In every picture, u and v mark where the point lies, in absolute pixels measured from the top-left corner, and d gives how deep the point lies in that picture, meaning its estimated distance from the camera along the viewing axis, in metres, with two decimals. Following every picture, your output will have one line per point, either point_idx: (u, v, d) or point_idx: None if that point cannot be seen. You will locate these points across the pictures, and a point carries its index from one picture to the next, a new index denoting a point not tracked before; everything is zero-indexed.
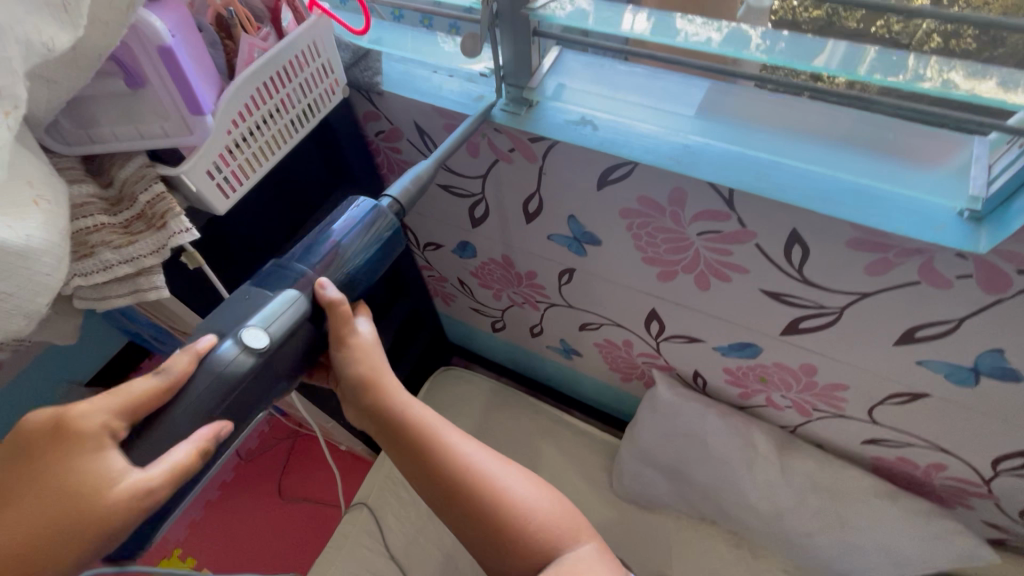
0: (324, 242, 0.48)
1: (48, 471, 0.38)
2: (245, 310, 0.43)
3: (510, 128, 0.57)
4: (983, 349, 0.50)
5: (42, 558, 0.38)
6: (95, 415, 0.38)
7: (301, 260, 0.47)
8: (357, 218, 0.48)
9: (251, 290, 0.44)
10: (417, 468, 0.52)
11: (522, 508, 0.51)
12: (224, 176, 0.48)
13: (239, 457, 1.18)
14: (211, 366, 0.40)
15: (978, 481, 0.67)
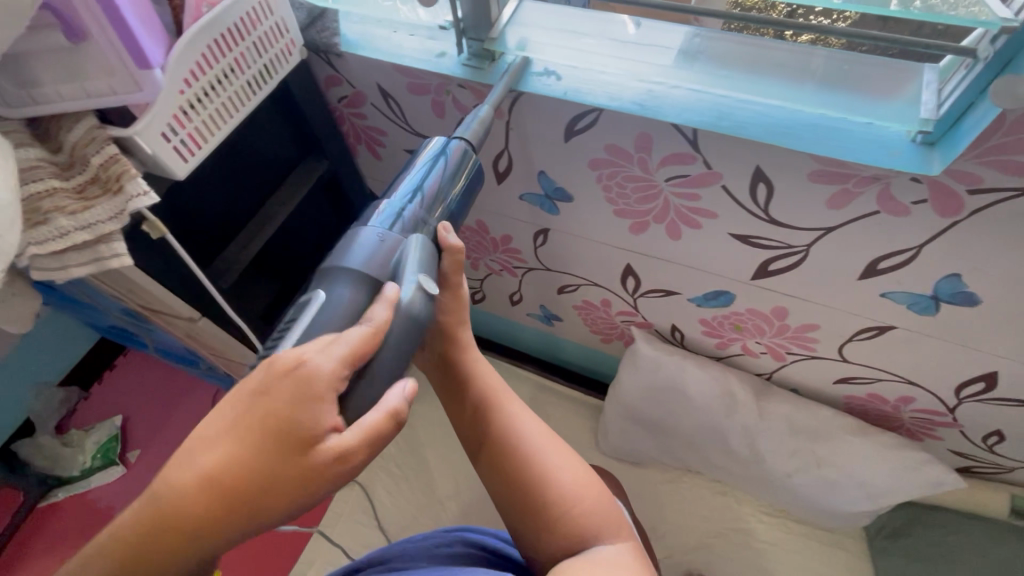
0: (418, 185, 0.47)
1: (274, 411, 0.36)
2: (375, 256, 0.44)
3: (474, 83, 0.56)
4: (941, 275, 0.51)
5: (227, 505, 0.35)
6: (327, 361, 0.37)
7: (404, 205, 0.47)
8: (443, 155, 0.48)
9: (370, 236, 0.45)
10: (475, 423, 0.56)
11: (562, 489, 0.51)
12: (181, 139, 0.46)
13: None
14: (403, 312, 0.42)
15: (943, 410, 0.70)
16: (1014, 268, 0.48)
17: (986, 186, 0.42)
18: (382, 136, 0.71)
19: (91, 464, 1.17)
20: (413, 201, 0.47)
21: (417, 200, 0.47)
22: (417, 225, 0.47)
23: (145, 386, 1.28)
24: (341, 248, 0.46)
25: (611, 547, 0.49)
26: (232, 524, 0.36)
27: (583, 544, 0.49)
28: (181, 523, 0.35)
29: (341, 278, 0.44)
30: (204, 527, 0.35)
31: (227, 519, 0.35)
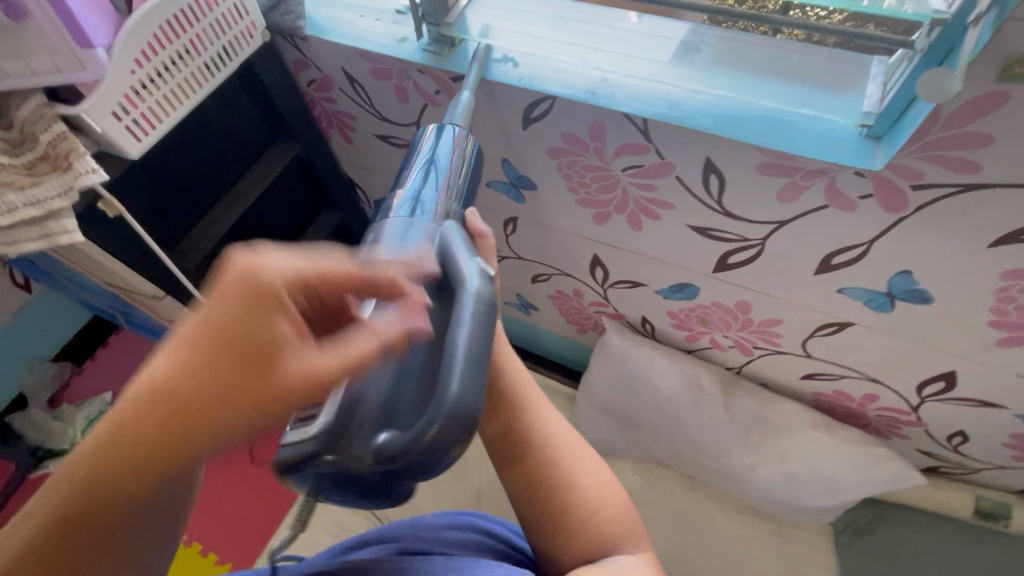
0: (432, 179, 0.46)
1: (214, 311, 0.22)
2: (411, 245, 0.42)
3: (433, 68, 0.56)
4: (893, 271, 0.51)
5: (168, 437, 0.23)
6: (288, 264, 0.24)
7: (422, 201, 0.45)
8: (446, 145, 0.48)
9: (401, 238, 0.43)
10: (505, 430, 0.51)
11: (585, 494, 0.49)
12: (133, 119, 0.47)
13: None
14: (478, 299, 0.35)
15: (908, 409, 0.70)
16: (963, 265, 0.47)
17: (928, 181, 0.42)
18: (352, 121, 0.71)
19: (80, 437, 1.19)
20: (430, 187, 0.46)
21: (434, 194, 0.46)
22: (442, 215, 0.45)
23: (135, 363, 1.30)
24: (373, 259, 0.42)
25: (628, 558, 0.46)
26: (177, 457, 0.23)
27: (602, 551, 0.47)
28: (129, 472, 0.25)
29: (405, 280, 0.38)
30: (150, 471, 0.24)
31: (165, 454, 0.23)
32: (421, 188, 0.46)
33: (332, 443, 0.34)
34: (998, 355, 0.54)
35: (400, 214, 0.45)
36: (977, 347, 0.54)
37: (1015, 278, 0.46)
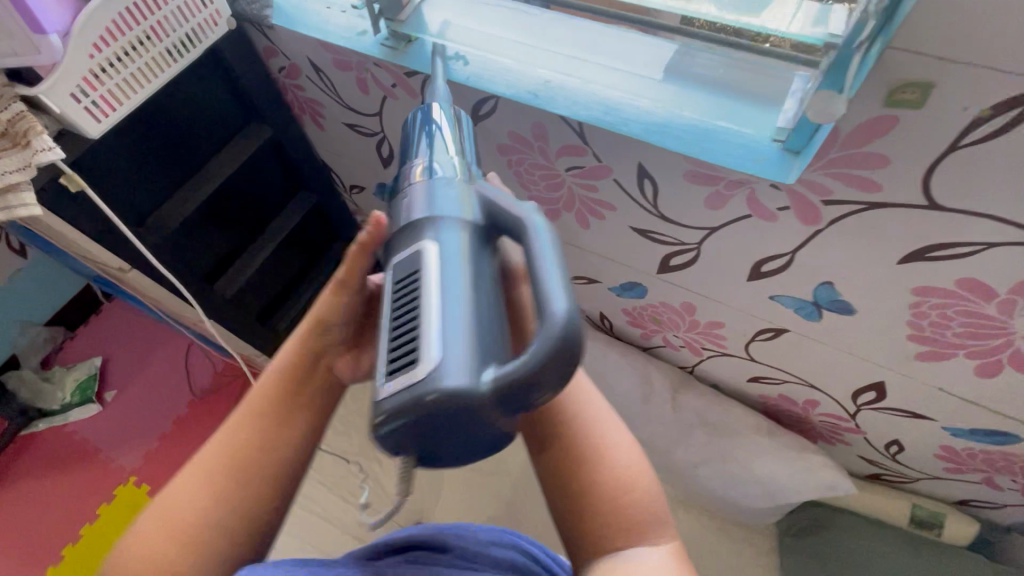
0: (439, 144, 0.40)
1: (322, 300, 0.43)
2: (455, 201, 0.36)
3: (388, 63, 0.58)
4: (816, 282, 0.53)
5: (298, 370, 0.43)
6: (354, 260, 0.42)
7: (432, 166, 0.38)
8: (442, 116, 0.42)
9: (430, 211, 0.36)
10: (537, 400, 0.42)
11: (610, 473, 0.40)
12: (92, 101, 0.50)
13: (194, 395, 1.26)
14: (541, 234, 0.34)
15: (846, 416, 0.71)
16: (877, 278, 0.48)
17: (836, 197, 0.43)
18: (321, 108, 0.73)
19: (69, 400, 1.25)
20: (450, 143, 0.40)
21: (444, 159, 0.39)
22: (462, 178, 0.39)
23: (125, 332, 1.35)
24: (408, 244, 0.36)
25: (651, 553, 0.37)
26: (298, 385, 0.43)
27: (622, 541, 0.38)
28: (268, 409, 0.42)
29: (443, 254, 0.34)
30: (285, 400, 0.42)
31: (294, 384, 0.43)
32: (432, 146, 0.40)
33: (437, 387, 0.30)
34: (919, 368, 0.56)
35: (421, 176, 0.38)
36: (899, 359, 0.56)
37: (924, 294, 0.47)
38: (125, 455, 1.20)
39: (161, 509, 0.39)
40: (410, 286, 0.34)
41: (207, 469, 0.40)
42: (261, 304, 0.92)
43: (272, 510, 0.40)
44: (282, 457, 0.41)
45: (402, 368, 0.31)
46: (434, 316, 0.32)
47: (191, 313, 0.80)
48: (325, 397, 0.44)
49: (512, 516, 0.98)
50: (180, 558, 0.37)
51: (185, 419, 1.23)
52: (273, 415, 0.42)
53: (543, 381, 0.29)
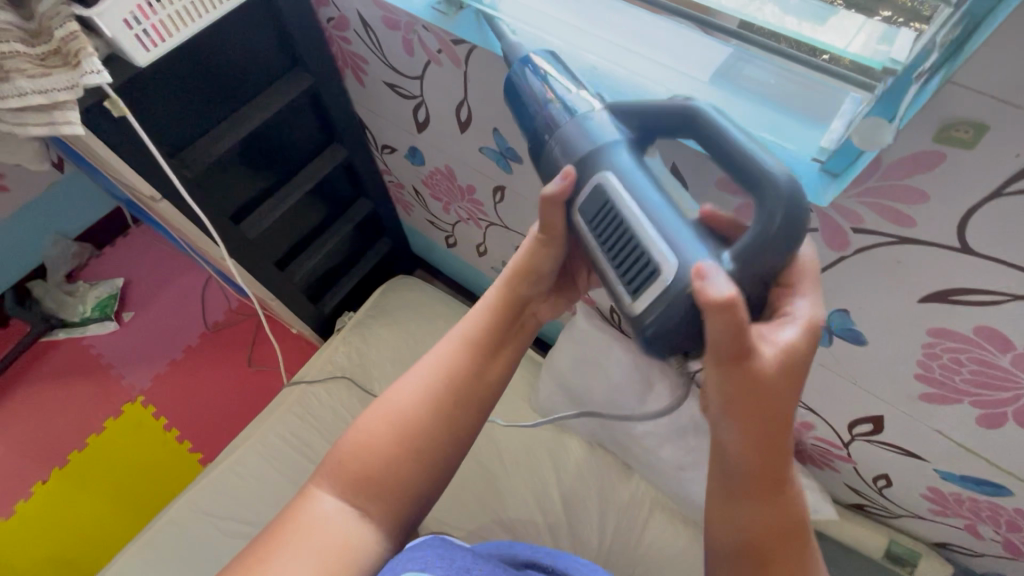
0: (558, 89, 0.42)
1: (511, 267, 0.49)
2: (606, 126, 0.40)
3: (436, 28, 0.57)
4: (831, 308, 0.52)
5: (493, 322, 0.51)
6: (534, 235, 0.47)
7: (562, 111, 0.41)
8: (544, 64, 0.44)
9: (592, 150, 0.39)
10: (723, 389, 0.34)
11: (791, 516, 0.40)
12: (144, 29, 0.51)
13: (207, 328, 1.29)
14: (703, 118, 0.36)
15: (839, 444, 0.71)
16: (894, 314, 0.48)
17: (867, 227, 0.43)
18: (364, 64, 0.73)
19: (89, 314, 1.30)
20: (570, 84, 0.42)
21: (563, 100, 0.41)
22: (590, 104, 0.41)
23: (148, 258, 1.38)
24: (588, 196, 0.39)
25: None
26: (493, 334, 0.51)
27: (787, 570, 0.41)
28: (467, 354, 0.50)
29: (627, 185, 0.38)
30: (482, 347, 0.50)
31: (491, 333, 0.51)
32: (552, 90, 0.42)
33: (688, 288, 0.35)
34: (921, 409, 0.56)
35: (563, 118, 0.41)
36: (903, 397, 0.56)
37: (938, 336, 0.47)
38: (136, 375, 1.25)
39: (387, 414, 0.48)
40: (610, 216, 0.39)
41: (422, 394, 0.49)
42: (279, 249, 0.94)
43: (470, 428, 0.50)
44: (487, 384, 0.50)
45: (644, 286, 0.37)
46: (650, 233, 0.37)
47: (215, 250, 0.82)
48: (522, 333, 0.53)
49: (496, 490, 1.01)
50: (400, 458, 0.47)
51: (196, 349, 1.28)
52: (485, 349, 0.50)
53: (774, 247, 0.34)
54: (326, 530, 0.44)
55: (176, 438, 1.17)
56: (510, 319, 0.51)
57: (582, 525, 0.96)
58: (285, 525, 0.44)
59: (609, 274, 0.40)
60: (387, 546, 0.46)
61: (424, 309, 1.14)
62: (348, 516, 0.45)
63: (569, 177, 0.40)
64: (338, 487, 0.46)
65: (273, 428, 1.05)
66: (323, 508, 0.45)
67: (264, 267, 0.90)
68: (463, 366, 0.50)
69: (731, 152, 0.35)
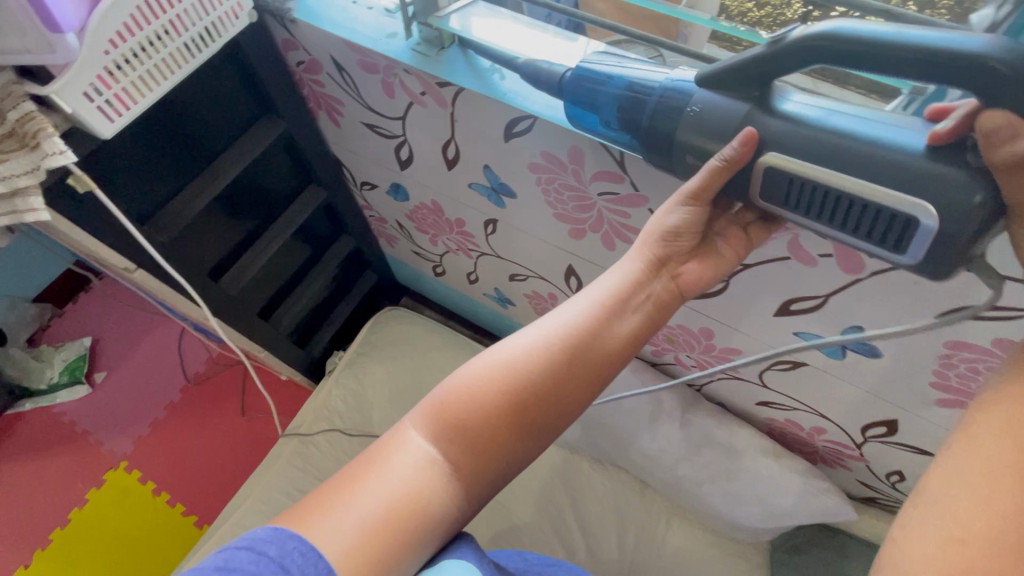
0: (642, 88, 0.38)
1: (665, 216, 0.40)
2: (730, 102, 0.34)
3: (418, 71, 0.55)
4: (845, 325, 0.53)
5: (636, 283, 0.42)
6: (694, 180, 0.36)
7: (669, 101, 0.36)
8: (599, 69, 0.41)
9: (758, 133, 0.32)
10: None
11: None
12: (106, 100, 0.47)
13: (189, 381, 1.23)
14: (833, 31, 0.28)
15: (852, 445, 0.72)
16: (910, 328, 0.48)
17: None
18: (340, 105, 0.70)
19: (57, 379, 1.22)
20: (660, 69, 0.39)
21: (659, 86, 0.37)
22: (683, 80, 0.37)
23: (116, 313, 1.31)
24: (770, 182, 0.33)
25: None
26: (632, 295, 0.42)
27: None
28: (602, 318, 0.41)
29: (814, 152, 0.30)
30: (618, 309, 0.42)
31: (630, 294, 0.42)
32: (647, 82, 0.38)
33: (967, 189, 0.27)
34: (936, 412, 0.56)
35: (676, 105, 0.36)
36: (920, 403, 0.56)
37: (955, 347, 0.47)
38: (115, 439, 1.18)
39: (500, 360, 0.42)
40: (814, 194, 0.31)
41: (541, 353, 0.41)
42: (262, 299, 0.90)
43: (578, 407, 0.43)
44: (612, 352, 0.41)
45: (906, 236, 0.29)
46: (877, 187, 0.29)
47: (196, 310, 0.78)
48: (662, 303, 0.42)
49: (508, 518, 0.98)
50: (501, 418, 0.41)
51: (179, 404, 1.21)
52: (621, 313, 0.42)
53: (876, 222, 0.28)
54: (403, 483, 0.40)
55: (168, 502, 1.11)
56: (644, 281, 0.42)
57: (602, 547, 0.94)
58: (376, 446, 0.43)
59: (852, 242, 0.32)
60: (461, 508, 0.42)
61: (417, 340, 1.11)
62: (431, 472, 0.41)
63: (749, 135, 0.32)
64: (433, 431, 0.42)
65: (272, 482, 1.00)
66: (414, 444, 0.42)
67: (248, 320, 0.86)
68: (595, 331, 0.41)
69: (890, 53, 0.27)
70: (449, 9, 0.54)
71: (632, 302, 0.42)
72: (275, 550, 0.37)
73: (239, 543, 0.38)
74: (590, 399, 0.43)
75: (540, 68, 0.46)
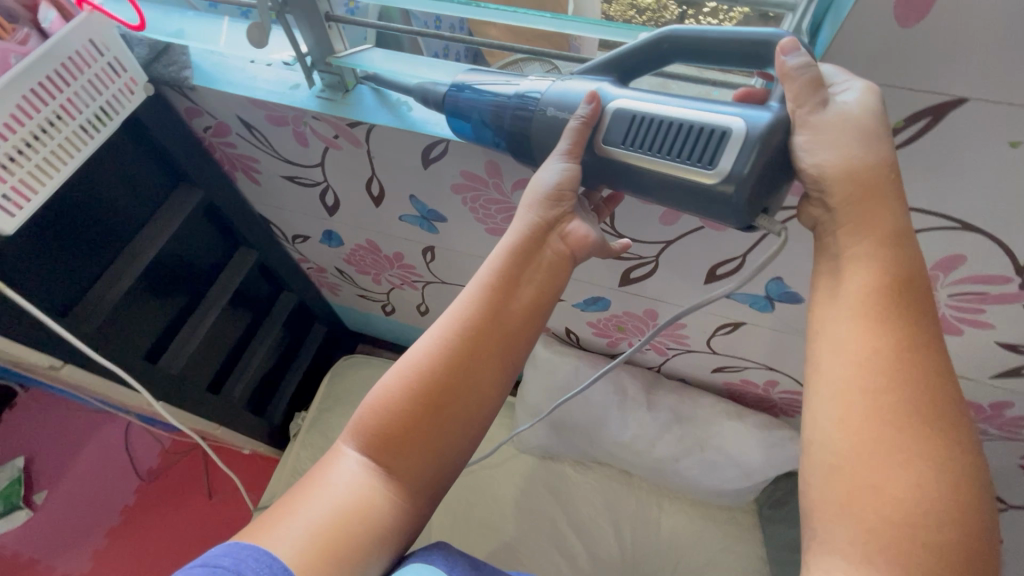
0: (503, 90, 0.42)
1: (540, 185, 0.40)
2: (581, 82, 0.39)
3: (327, 116, 0.56)
4: (767, 278, 0.57)
5: (528, 257, 0.41)
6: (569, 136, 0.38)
7: (524, 97, 0.41)
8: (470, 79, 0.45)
9: (607, 92, 0.37)
10: (814, 141, 0.32)
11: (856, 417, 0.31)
12: (3, 194, 0.46)
13: (143, 479, 1.15)
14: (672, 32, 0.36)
15: (804, 391, 0.77)
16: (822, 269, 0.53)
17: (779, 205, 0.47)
18: (256, 163, 0.70)
19: None
20: (513, 79, 0.43)
21: (517, 87, 0.42)
22: (539, 81, 0.41)
23: (48, 423, 1.20)
24: (617, 128, 0.37)
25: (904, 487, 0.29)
26: (527, 269, 0.42)
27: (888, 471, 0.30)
28: (502, 300, 0.41)
29: (649, 105, 0.36)
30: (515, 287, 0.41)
31: (526, 269, 0.42)
32: (501, 93, 0.42)
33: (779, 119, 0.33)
34: None
35: (529, 110, 0.40)
36: None
37: None
38: (67, 560, 1.07)
39: (408, 364, 0.42)
40: (650, 129, 0.35)
41: (451, 348, 0.41)
42: (206, 374, 0.87)
43: (497, 390, 0.42)
44: (516, 325, 0.42)
45: (723, 148, 0.32)
46: (699, 116, 0.34)
47: (139, 399, 0.74)
48: (562, 266, 0.41)
49: (505, 542, 0.97)
50: (419, 417, 0.41)
51: (135, 506, 1.13)
52: (516, 289, 0.42)
53: (732, 140, 0.32)
54: (346, 488, 0.40)
55: None
56: (532, 250, 0.41)
57: (601, 545, 0.95)
58: (314, 470, 0.42)
59: (683, 169, 0.34)
60: (404, 517, 0.41)
61: None
62: (372, 477, 0.41)
63: (597, 95, 0.37)
64: (360, 441, 0.42)
65: None
66: (348, 462, 0.41)
67: (198, 397, 0.82)
68: (498, 314, 0.41)
69: (713, 43, 0.35)
70: (345, 54, 0.55)
71: (526, 277, 0.42)
72: (230, 560, 0.36)
73: (191, 562, 0.37)
74: (501, 385, 0.43)
75: (426, 88, 0.48)
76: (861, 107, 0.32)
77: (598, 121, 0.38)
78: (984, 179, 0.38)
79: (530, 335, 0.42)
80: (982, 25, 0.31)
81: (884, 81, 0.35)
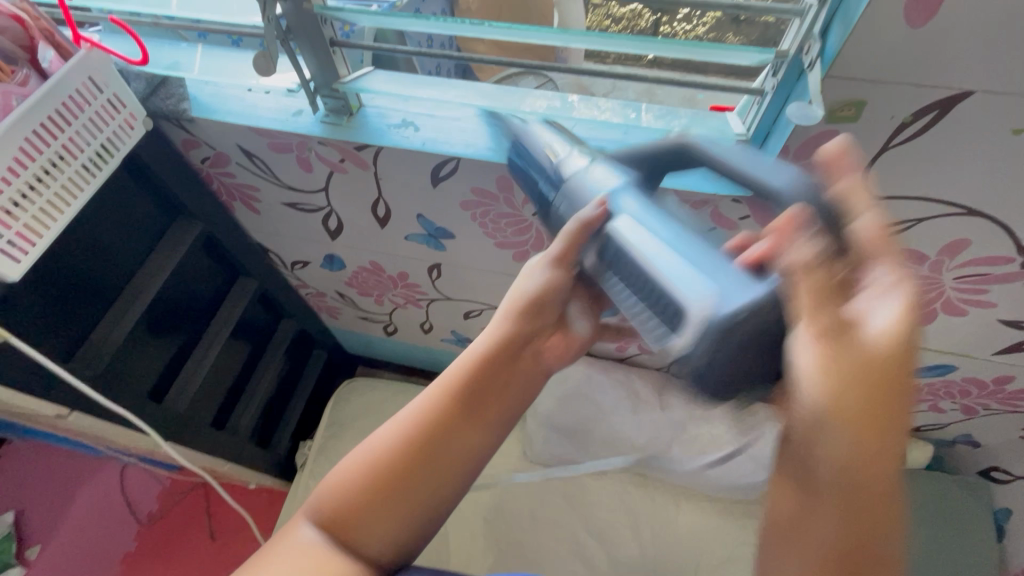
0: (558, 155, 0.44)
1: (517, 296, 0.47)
2: (607, 176, 0.40)
3: (334, 140, 0.56)
4: None
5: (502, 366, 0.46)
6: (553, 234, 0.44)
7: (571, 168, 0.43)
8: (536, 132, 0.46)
9: (615, 206, 0.39)
10: (806, 344, 0.31)
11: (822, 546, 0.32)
12: (8, 240, 0.44)
13: (141, 524, 1.11)
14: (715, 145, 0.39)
15: None
16: None
17: None
18: (255, 192, 0.69)
19: None
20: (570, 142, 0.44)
21: (571, 156, 0.43)
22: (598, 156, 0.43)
23: (35, 474, 1.15)
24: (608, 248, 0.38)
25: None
26: (499, 376, 0.46)
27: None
28: (477, 403, 0.45)
29: (648, 231, 0.37)
30: (488, 392, 0.46)
31: (499, 376, 0.46)
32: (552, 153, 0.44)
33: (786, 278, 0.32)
34: None
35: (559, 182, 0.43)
36: None
37: None
38: None
39: (375, 450, 0.44)
40: (630, 264, 0.37)
41: (425, 442, 0.44)
42: (211, 410, 0.84)
43: (458, 489, 0.45)
44: (482, 430, 0.45)
45: (675, 319, 0.34)
46: (678, 268, 0.34)
47: (145, 440, 0.72)
48: (531, 378, 0.48)
49: (524, 556, 0.96)
50: (379, 503, 0.42)
51: (135, 553, 1.08)
52: (486, 393, 0.45)
53: (678, 307, 0.34)
54: (302, 558, 0.40)
55: None
56: (505, 361, 0.46)
57: (622, 551, 0.94)
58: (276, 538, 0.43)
59: (641, 317, 0.37)
60: None
61: (387, 405, 1.08)
62: (327, 552, 0.41)
63: (605, 203, 0.39)
64: (321, 517, 0.43)
65: None
66: (309, 536, 0.42)
67: (204, 434, 0.79)
68: (471, 419, 0.45)
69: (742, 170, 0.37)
70: (350, 79, 0.54)
71: (497, 383, 0.46)
72: None
73: None
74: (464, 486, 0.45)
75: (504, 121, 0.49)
76: (884, 337, 0.31)
77: (587, 227, 0.40)
78: (986, 167, 0.40)
79: (493, 440, 0.46)
80: (984, 23, 0.33)
81: (893, 78, 0.37)
